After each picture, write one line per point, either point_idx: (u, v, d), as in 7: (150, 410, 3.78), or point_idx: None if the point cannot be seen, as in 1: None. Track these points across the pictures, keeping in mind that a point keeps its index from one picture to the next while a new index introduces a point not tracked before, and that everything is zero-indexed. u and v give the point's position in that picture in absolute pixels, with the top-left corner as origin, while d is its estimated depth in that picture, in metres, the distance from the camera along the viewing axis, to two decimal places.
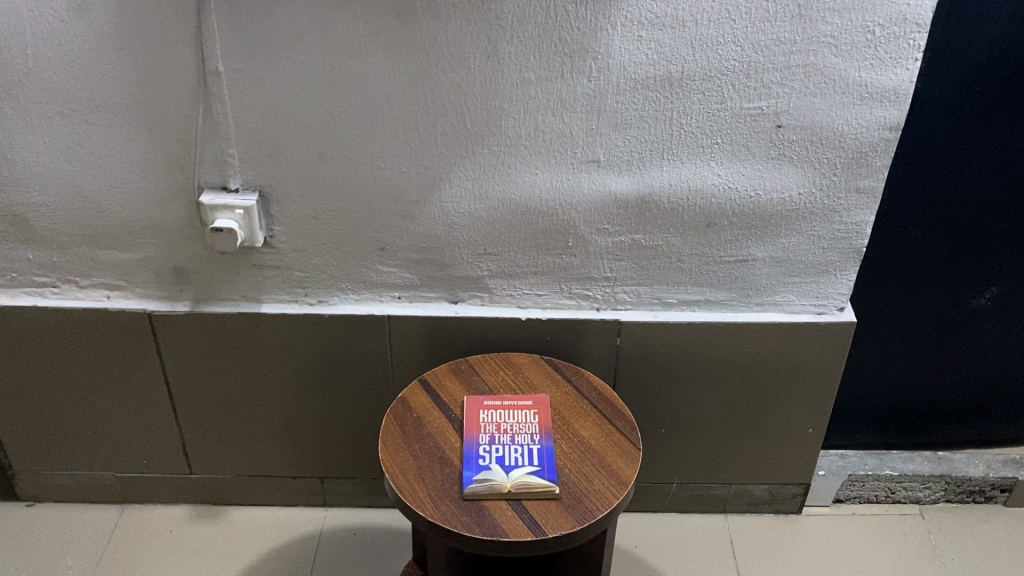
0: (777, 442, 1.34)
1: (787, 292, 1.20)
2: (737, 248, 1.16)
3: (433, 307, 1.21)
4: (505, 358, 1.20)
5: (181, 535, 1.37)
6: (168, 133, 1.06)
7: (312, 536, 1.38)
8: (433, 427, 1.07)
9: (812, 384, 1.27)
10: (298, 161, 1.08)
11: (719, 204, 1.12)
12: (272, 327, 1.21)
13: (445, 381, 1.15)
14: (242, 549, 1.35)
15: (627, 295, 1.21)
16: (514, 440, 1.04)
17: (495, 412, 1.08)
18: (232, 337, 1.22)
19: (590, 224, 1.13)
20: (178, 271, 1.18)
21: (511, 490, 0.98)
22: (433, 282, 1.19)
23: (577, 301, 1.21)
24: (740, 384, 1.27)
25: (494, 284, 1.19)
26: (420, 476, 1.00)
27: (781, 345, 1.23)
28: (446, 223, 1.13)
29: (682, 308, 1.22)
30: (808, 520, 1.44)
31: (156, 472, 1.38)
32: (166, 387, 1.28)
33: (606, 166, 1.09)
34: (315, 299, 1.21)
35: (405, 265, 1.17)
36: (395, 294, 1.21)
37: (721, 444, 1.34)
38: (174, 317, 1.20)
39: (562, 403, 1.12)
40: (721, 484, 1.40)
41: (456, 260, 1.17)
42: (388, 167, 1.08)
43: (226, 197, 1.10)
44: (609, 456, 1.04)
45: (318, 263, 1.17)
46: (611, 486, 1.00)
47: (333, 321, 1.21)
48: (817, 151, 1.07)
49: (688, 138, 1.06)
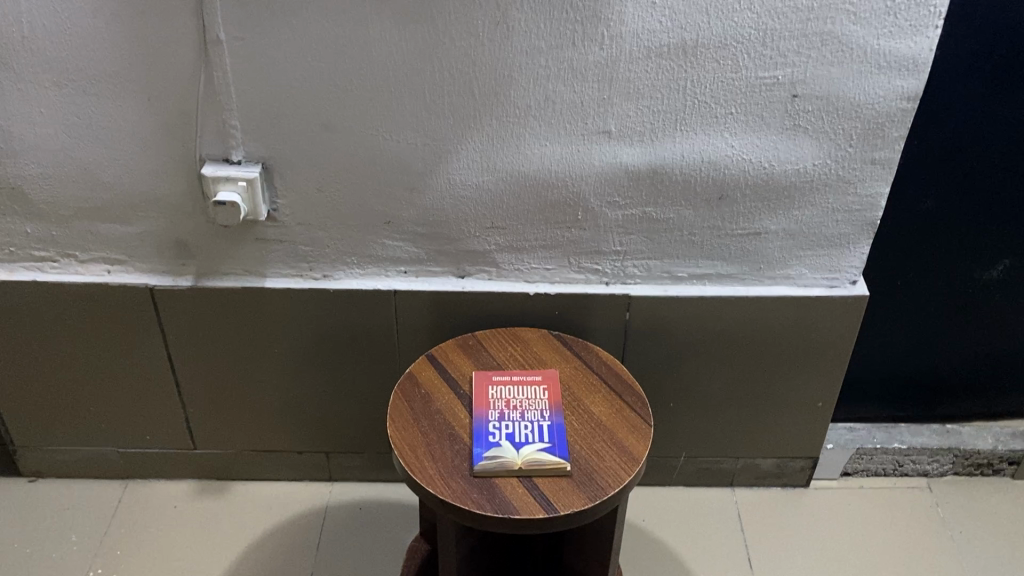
0: (786, 416, 1.33)
1: (800, 265, 1.18)
2: (750, 221, 1.14)
3: (439, 282, 1.19)
4: (513, 332, 1.17)
5: (185, 511, 1.36)
6: (169, 103, 1.03)
7: (318, 512, 1.37)
8: (442, 404, 1.06)
9: (821, 358, 1.26)
10: (302, 132, 1.05)
11: (732, 176, 1.10)
12: (277, 302, 1.19)
13: (453, 355, 1.13)
14: (247, 525, 1.35)
15: (637, 269, 1.19)
16: (524, 417, 1.03)
17: (505, 387, 1.07)
18: (236, 312, 1.20)
19: (600, 197, 1.11)
20: (181, 245, 1.16)
21: (522, 467, 0.97)
22: (439, 257, 1.17)
23: (585, 276, 1.19)
24: (750, 358, 1.26)
25: (501, 259, 1.17)
26: (430, 454, 0.99)
27: (792, 318, 1.22)
28: (453, 195, 1.11)
29: (692, 282, 1.20)
30: (816, 493, 1.44)
31: (159, 448, 1.36)
32: (170, 362, 1.26)
33: (617, 136, 1.06)
34: (319, 274, 1.19)
35: (411, 239, 1.15)
36: (401, 269, 1.18)
37: (729, 419, 1.33)
38: (176, 292, 1.18)
39: (572, 378, 1.10)
40: (729, 459, 1.39)
41: (464, 234, 1.14)
42: (394, 138, 1.06)
43: (229, 169, 1.07)
44: (620, 432, 1.02)
45: (323, 236, 1.15)
46: (623, 463, 0.99)
47: (338, 296, 1.19)
48: (833, 121, 1.05)
49: (702, 108, 1.04)
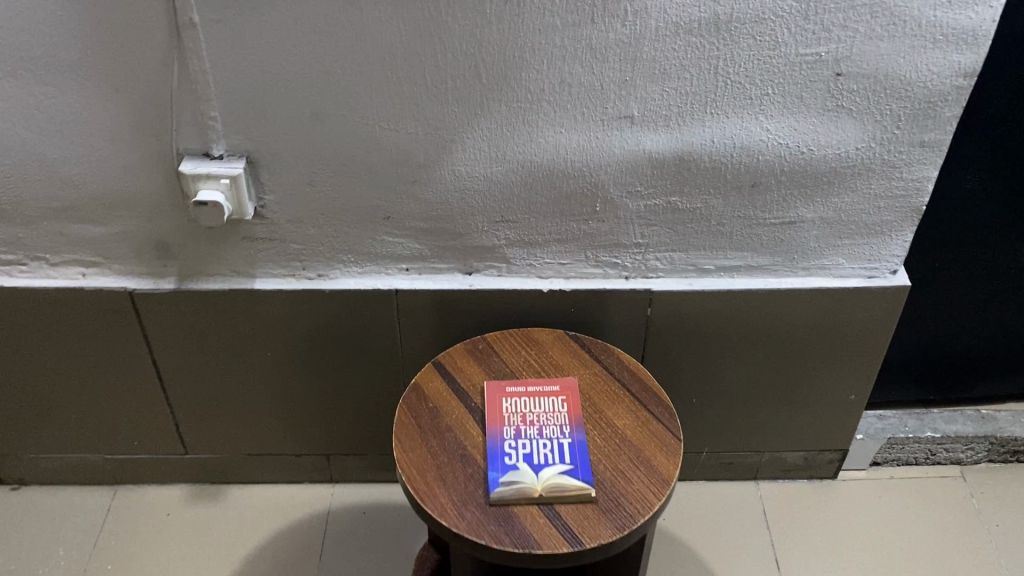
0: (816, 408, 1.25)
1: (837, 256, 1.09)
2: (784, 209, 1.04)
3: (444, 280, 1.09)
4: (526, 333, 1.08)
5: (179, 519, 1.28)
6: (140, 93, 0.92)
7: (320, 517, 1.29)
8: (452, 419, 0.97)
9: (856, 351, 1.17)
10: (289, 123, 0.94)
11: (767, 162, 0.99)
12: (268, 304, 1.10)
13: (462, 362, 1.03)
14: (246, 534, 1.27)
15: (660, 262, 1.09)
16: (542, 434, 0.95)
17: (520, 400, 0.98)
18: (224, 315, 1.11)
19: (620, 187, 1.01)
20: (160, 245, 1.05)
21: (542, 494, 0.89)
22: (443, 253, 1.07)
23: (603, 271, 1.09)
24: (780, 352, 1.17)
25: (512, 254, 1.07)
26: (442, 479, 0.91)
27: (827, 310, 1.13)
28: (459, 188, 1.00)
29: (719, 274, 1.10)
30: (843, 485, 1.37)
31: (148, 454, 1.28)
32: (155, 367, 1.17)
33: (640, 122, 0.96)
34: (313, 274, 1.09)
35: (413, 235, 1.05)
36: (402, 267, 1.08)
37: (755, 413, 1.25)
38: (157, 295, 1.08)
39: (592, 386, 1.01)
40: (754, 453, 1.31)
41: (470, 228, 1.04)
42: (392, 127, 0.95)
43: (210, 165, 0.96)
44: (647, 449, 0.94)
45: (316, 234, 1.04)
46: (652, 485, 0.90)
47: (335, 297, 1.09)
48: (880, 101, 0.95)
49: (735, 89, 0.93)
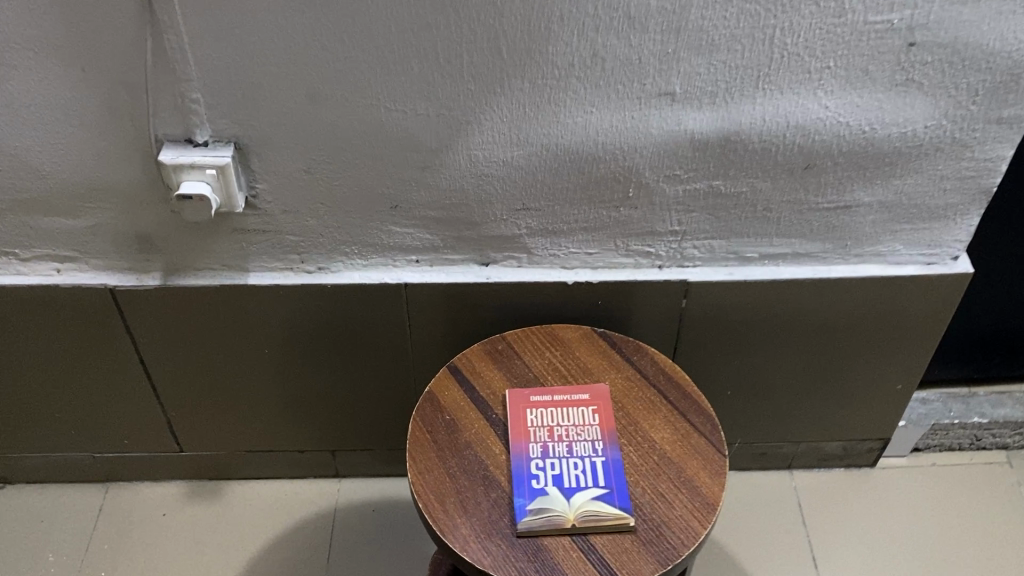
0: (859, 398, 1.16)
1: (894, 241, 0.98)
2: (840, 193, 0.93)
3: (458, 272, 0.99)
4: (549, 330, 0.97)
5: (175, 520, 1.20)
6: (109, 74, 0.79)
7: (326, 516, 1.21)
8: (472, 434, 0.88)
9: (907, 340, 1.08)
10: (282, 105, 0.83)
11: (823, 142, 0.88)
12: (265, 300, 0.99)
13: (480, 366, 0.93)
14: (248, 536, 1.19)
15: (698, 251, 0.98)
16: (572, 453, 0.86)
17: (546, 411, 0.89)
18: (217, 312, 1.01)
19: (657, 170, 0.90)
20: (142, 238, 0.94)
21: (575, 523, 0.80)
22: (457, 243, 0.96)
23: (635, 260, 0.99)
24: (824, 343, 1.07)
25: (534, 244, 0.96)
26: (463, 507, 0.82)
27: (879, 300, 1.03)
28: (475, 174, 0.89)
29: (763, 262, 1.00)
30: (883, 473, 1.29)
31: (139, 452, 1.19)
32: (143, 366, 1.07)
33: (682, 99, 0.84)
34: (313, 267, 0.98)
35: (424, 225, 0.94)
36: (412, 258, 0.98)
37: (792, 403, 1.16)
38: (141, 293, 0.98)
39: (625, 393, 0.91)
40: (789, 443, 1.23)
41: (488, 218, 0.93)
42: (400, 109, 0.83)
43: (193, 154, 0.85)
44: (689, 468, 0.85)
45: (315, 225, 0.93)
46: (696, 511, 0.82)
47: (338, 292, 0.98)
48: (956, 74, 0.83)
49: (792, 61, 0.81)
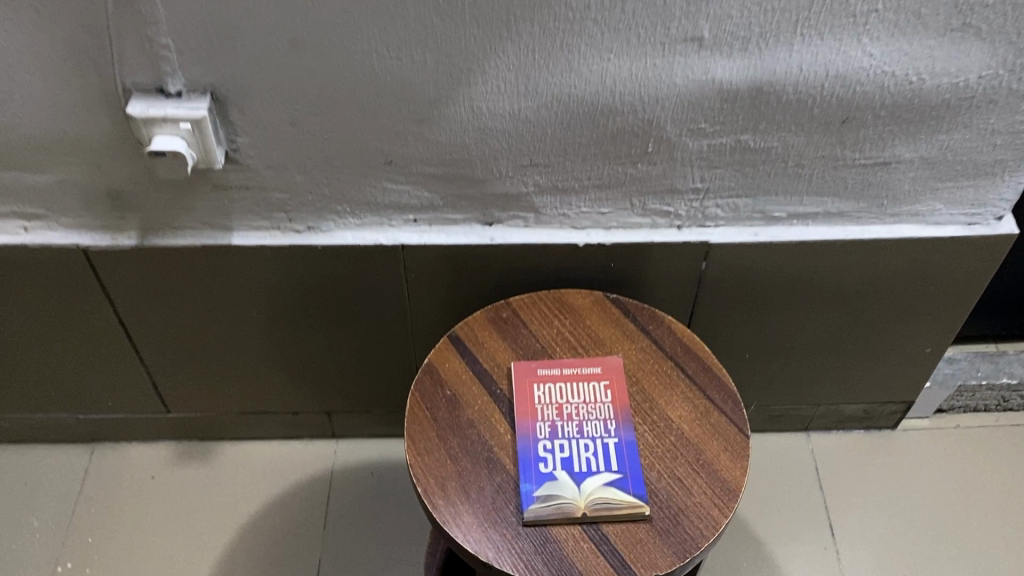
0: (884, 361, 1.09)
1: (934, 200, 0.90)
2: (879, 148, 0.84)
3: (460, 232, 0.91)
4: (558, 296, 0.90)
5: (164, 484, 1.15)
6: (66, 17, 0.70)
7: (323, 480, 1.16)
8: (474, 411, 0.81)
9: (942, 303, 1.00)
10: (263, 51, 0.74)
11: (864, 94, 0.79)
12: (251, 260, 0.92)
13: (483, 335, 0.86)
14: (241, 501, 1.14)
15: (721, 210, 0.90)
16: (583, 433, 0.79)
17: (555, 386, 0.82)
18: (199, 272, 0.93)
19: (680, 123, 0.81)
20: (114, 195, 0.86)
21: (586, 512, 0.74)
22: (459, 201, 0.88)
23: (651, 219, 0.91)
24: (852, 306, 1.00)
25: (542, 202, 0.88)
26: (465, 492, 0.76)
27: (914, 262, 0.95)
28: (478, 128, 0.81)
29: (790, 222, 0.92)
30: (904, 436, 1.23)
31: (124, 413, 1.13)
32: (123, 328, 1.00)
33: (710, 46, 0.75)
34: (302, 226, 0.90)
35: (422, 181, 0.86)
36: (409, 217, 0.90)
37: (814, 366, 1.10)
38: (116, 253, 0.90)
39: (640, 366, 0.85)
40: (808, 406, 1.17)
41: (492, 174, 0.85)
42: (395, 56, 0.74)
43: (165, 106, 0.76)
44: (709, 450, 0.79)
45: (303, 181, 0.85)
46: (716, 498, 0.76)
47: (330, 253, 0.91)
48: (1020, 18, 0.73)
49: (836, 3, 0.72)
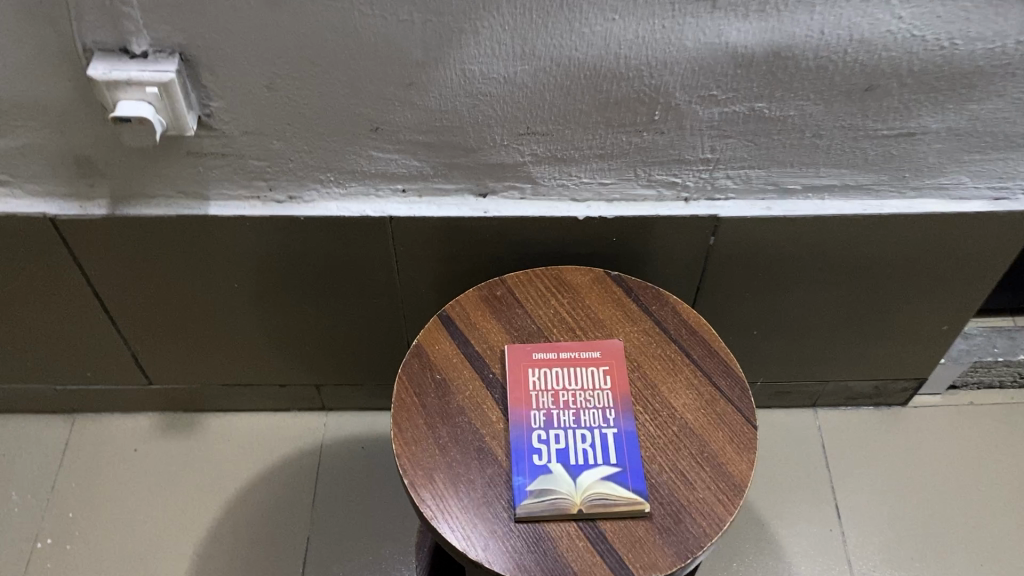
0: (898, 337, 1.04)
1: (959, 173, 0.84)
2: (904, 118, 0.78)
3: (452, 204, 0.85)
4: (556, 273, 0.85)
5: (148, 457, 1.11)
6: None
7: (312, 454, 1.12)
8: (465, 397, 0.76)
9: (963, 280, 0.95)
10: (233, 8, 0.67)
11: (891, 60, 0.72)
12: (230, 231, 0.87)
13: (476, 316, 0.81)
14: (227, 475, 1.10)
15: (731, 181, 0.84)
16: (580, 423, 0.75)
17: (551, 372, 0.77)
18: (175, 244, 0.88)
19: (689, 90, 0.74)
20: (81, 162, 0.81)
21: (583, 509, 0.70)
22: (451, 171, 0.82)
23: (657, 191, 0.85)
24: (867, 282, 0.95)
25: (539, 172, 0.82)
26: (454, 484, 0.72)
27: (936, 238, 0.89)
28: (471, 93, 0.74)
29: (805, 195, 0.86)
30: (915, 413, 1.18)
31: (105, 384, 1.09)
32: (98, 299, 0.95)
33: (725, 7, 0.68)
34: (283, 196, 0.85)
35: (411, 149, 0.80)
36: (398, 187, 0.84)
37: (823, 343, 1.05)
38: (86, 223, 0.85)
39: (642, 350, 0.80)
40: (816, 382, 1.12)
41: (486, 143, 0.79)
42: (378, 15, 0.68)
43: (129, 68, 0.70)
44: (713, 441, 0.74)
45: (283, 148, 0.79)
46: (719, 493, 0.71)
47: (314, 225, 0.86)
48: None
49: None
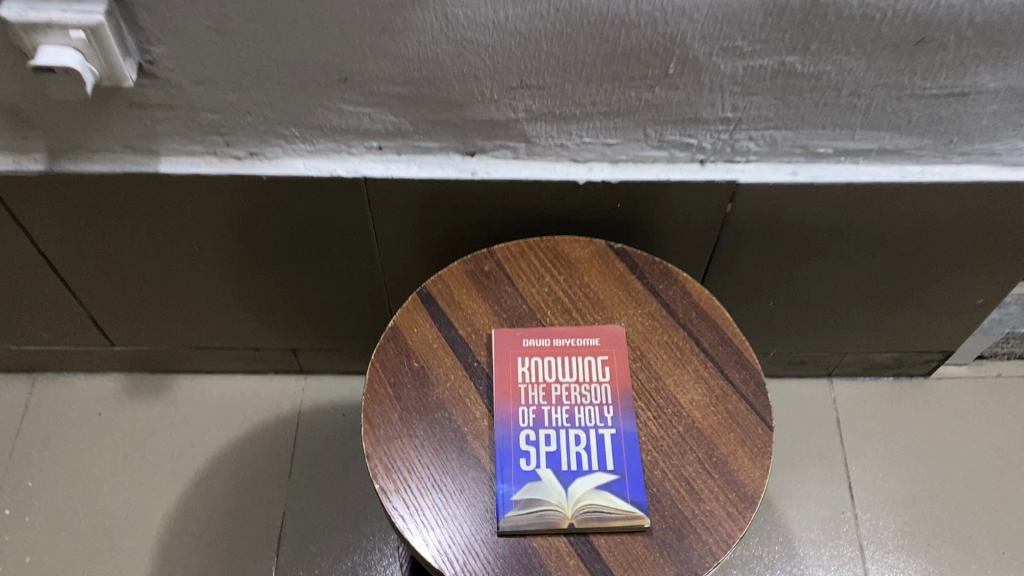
0: (928, 309, 0.95)
1: (1015, 138, 0.73)
2: (959, 76, 0.67)
3: (435, 163, 0.75)
4: (552, 244, 0.76)
5: (113, 421, 1.04)
6: None
7: (289, 420, 1.05)
8: (445, 389, 0.68)
9: (1006, 252, 0.85)
10: None
11: (950, 10, 0.61)
12: (184, 190, 0.77)
13: (460, 294, 0.72)
14: (197, 442, 1.03)
15: (753, 143, 0.74)
16: (573, 423, 0.66)
17: (542, 362, 0.69)
18: (125, 203, 0.79)
19: (710, 40, 0.63)
20: (9, 112, 0.70)
21: (574, 523, 0.62)
22: (433, 127, 0.72)
23: (668, 152, 0.75)
24: (898, 253, 0.85)
25: (534, 130, 0.72)
26: (430, 491, 0.64)
27: (981, 208, 0.79)
28: (454, 41, 0.63)
29: (835, 159, 0.76)
30: (938, 384, 1.10)
31: (63, 344, 1.01)
32: (46, 259, 0.86)
33: None
34: (243, 152, 0.75)
35: (386, 103, 0.69)
36: (373, 144, 0.74)
37: (845, 314, 0.96)
38: (21, 180, 0.75)
39: (646, 337, 0.71)
40: (833, 353, 1.04)
41: (473, 97, 0.68)
42: None
43: (49, 8, 0.59)
44: (723, 443, 0.66)
45: (239, 100, 0.69)
46: (729, 503, 0.63)
47: (280, 185, 0.76)
48: None
49: None
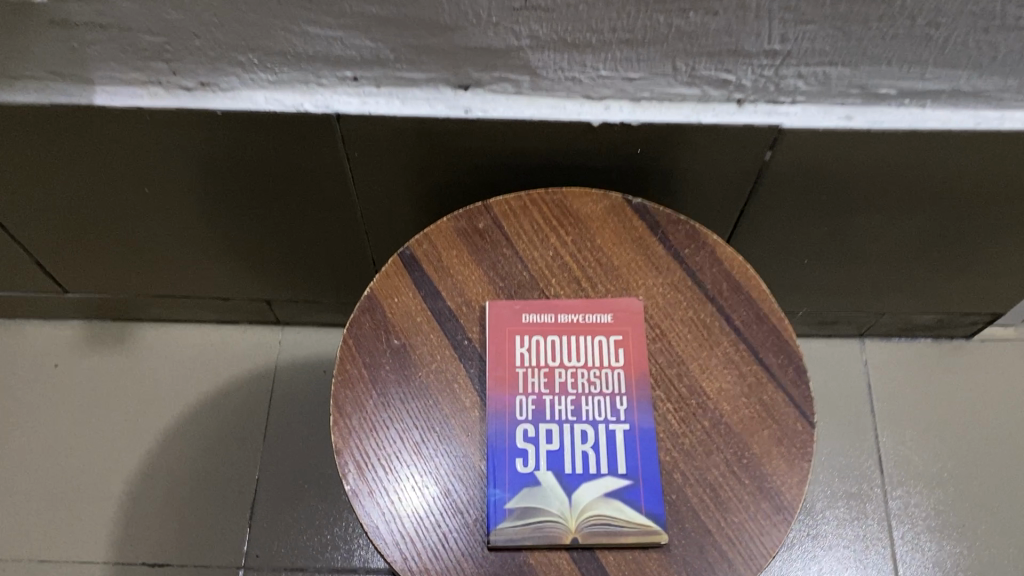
0: (982, 269, 0.84)
1: None
2: None
3: (422, 98, 0.63)
4: (560, 198, 0.64)
5: (72, 373, 0.94)
6: None
7: (265, 375, 0.95)
8: (429, 372, 0.58)
9: None
10: None
11: None
12: (126, 125, 0.65)
13: (450, 257, 0.62)
14: (164, 398, 0.94)
15: (802, 81, 0.62)
16: (580, 416, 0.56)
17: (545, 342, 0.58)
18: (57, 139, 0.67)
19: None
20: None
21: (578, 538, 0.52)
22: (418, 56, 0.60)
23: (700, 90, 0.63)
24: (958, 209, 0.74)
25: (540, 61, 0.60)
26: (408, 495, 0.54)
27: None
28: None
29: (899, 101, 0.64)
30: (981, 347, 1.00)
31: (11, 290, 0.91)
32: None
33: None
34: (192, 82, 0.63)
35: (360, 26, 0.57)
36: (347, 75, 0.62)
37: (888, 273, 0.85)
38: None
39: (667, 312, 0.60)
40: (868, 313, 0.94)
41: (465, 21, 0.56)
42: None
43: None
44: (755, 443, 0.56)
45: (181, 20, 0.57)
46: (760, 516, 0.53)
47: (237, 122, 0.64)
48: None
49: None
